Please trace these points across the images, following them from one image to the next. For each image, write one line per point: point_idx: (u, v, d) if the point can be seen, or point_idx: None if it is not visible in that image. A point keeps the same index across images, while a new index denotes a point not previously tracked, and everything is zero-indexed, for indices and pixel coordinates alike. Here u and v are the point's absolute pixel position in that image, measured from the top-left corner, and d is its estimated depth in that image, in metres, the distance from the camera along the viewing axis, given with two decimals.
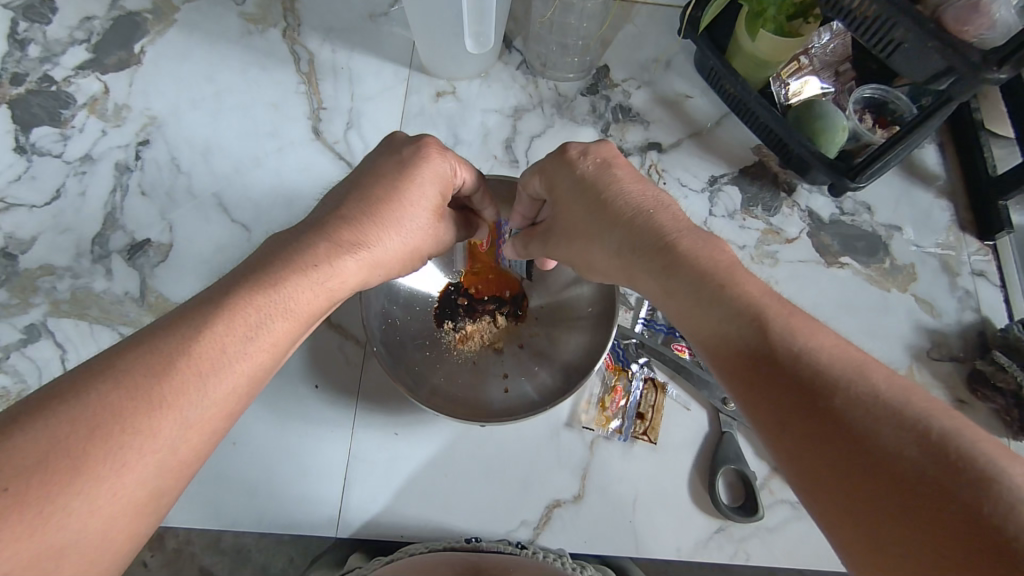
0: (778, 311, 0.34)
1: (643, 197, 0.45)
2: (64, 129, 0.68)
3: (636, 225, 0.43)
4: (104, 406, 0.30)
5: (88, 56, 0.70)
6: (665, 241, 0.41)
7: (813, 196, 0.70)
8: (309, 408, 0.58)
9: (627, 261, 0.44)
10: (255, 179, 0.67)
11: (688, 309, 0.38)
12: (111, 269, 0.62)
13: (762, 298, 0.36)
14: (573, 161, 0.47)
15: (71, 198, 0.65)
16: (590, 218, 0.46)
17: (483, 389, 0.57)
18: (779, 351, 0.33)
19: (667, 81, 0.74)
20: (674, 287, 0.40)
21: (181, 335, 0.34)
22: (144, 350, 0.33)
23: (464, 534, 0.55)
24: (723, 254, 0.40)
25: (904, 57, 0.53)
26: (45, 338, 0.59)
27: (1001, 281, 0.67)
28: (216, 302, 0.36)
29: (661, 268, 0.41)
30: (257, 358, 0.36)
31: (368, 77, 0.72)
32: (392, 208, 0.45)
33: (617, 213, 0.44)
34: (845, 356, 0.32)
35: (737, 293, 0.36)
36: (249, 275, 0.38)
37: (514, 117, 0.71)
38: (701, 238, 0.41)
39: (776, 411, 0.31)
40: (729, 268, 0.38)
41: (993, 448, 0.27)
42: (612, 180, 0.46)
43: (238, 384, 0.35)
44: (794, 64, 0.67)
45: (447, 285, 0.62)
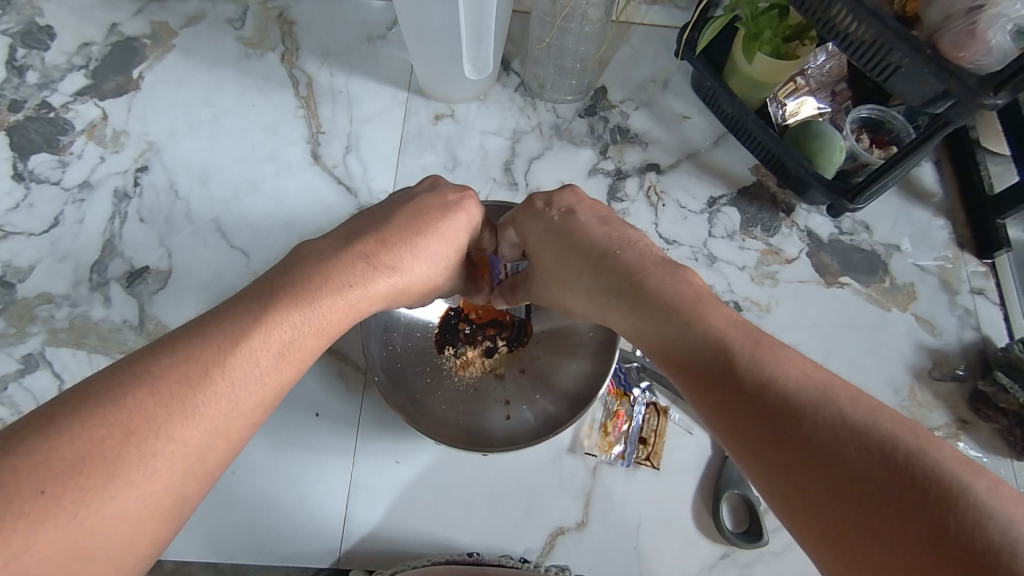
0: (745, 342, 0.35)
1: (608, 237, 0.46)
2: (62, 156, 0.68)
3: (605, 265, 0.44)
4: (138, 410, 0.30)
5: (86, 82, 0.71)
6: (633, 278, 0.42)
7: (812, 215, 0.70)
8: (309, 436, 0.58)
9: (600, 299, 0.44)
10: (253, 204, 0.67)
11: (664, 342, 0.39)
12: (109, 297, 0.62)
13: (731, 330, 0.36)
14: (537, 212, 0.49)
15: (69, 225, 0.65)
16: (560, 260, 0.47)
17: (485, 416, 0.57)
18: (748, 382, 0.33)
19: (664, 102, 0.74)
20: (649, 320, 0.40)
21: (216, 342, 0.33)
22: (179, 354, 0.32)
23: (464, 548, 0.55)
24: (691, 287, 0.40)
25: (901, 81, 0.53)
26: (43, 368, 0.59)
27: (1001, 300, 0.67)
28: (250, 310, 0.36)
29: (631, 300, 0.41)
30: (287, 371, 0.36)
31: (366, 100, 0.72)
32: (428, 233, 0.45)
33: (586, 257, 0.45)
34: (815, 386, 0.31)
35: (705, 327, 0.37)
36: (284, 284, 0.38)
37: (512, 139, 0.71)
38: (666, 273, 0.42)
39: (749, 438, 0.31)
40: (698, 301, 0.39)
41: (956, 465, 0.27)
42: (576, 226, 0.47)
43: (266, 396, 0.35)
44: (790, 85, 0.68)
45: (447, 311, 0.61)
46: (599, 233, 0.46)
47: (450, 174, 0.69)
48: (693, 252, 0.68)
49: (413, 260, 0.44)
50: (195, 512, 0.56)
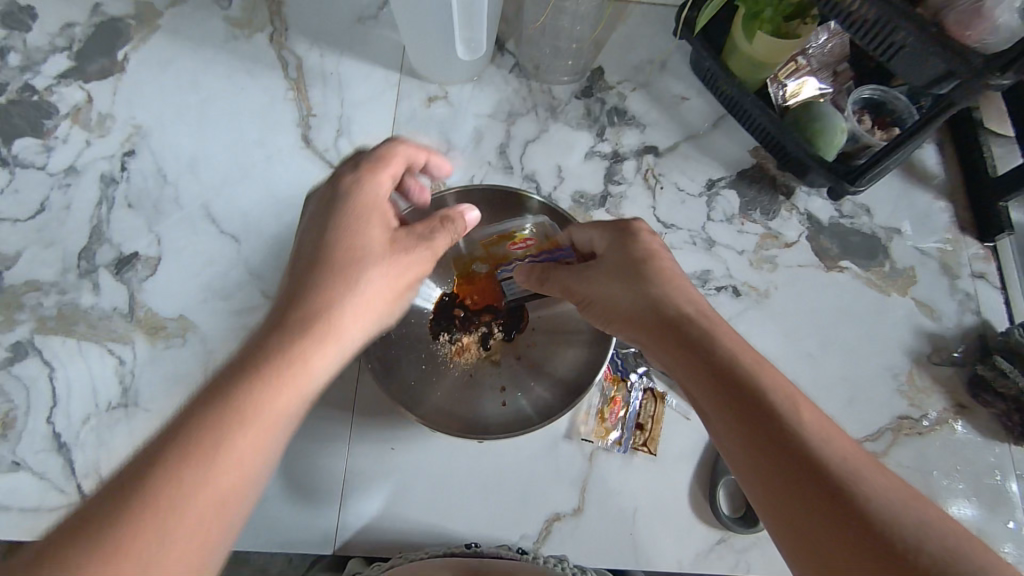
0: (788, 401, 0.36)
1: (678, 282, 0.45)
2: (47, 141, 0.66)
3: (659, 303, 0.44)
4: (149, 500, 0.29)
5: (70, 64, 0.69)
6: (684, 323, 0.42)
7: (811, 198, 0.69)
8: (303, 424, 0.57)
9: (645, 332, 0.44)
10: (244, 190, 0.65)
11: (697, 391, 0.39)
12: (98, 284, 0.61)
13: (773, 388, 0.37)
14: (626, 241, 0.48)
15: (55, 211, 0.63)
16: (621, 287, 0.46)
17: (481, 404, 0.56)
18: (797, 451, 0.34)
19: (663, 83, 0.72)
20: (686, 367, 0.40)
21: (224, 406, 0.32)
22: (180, 434, 0.31)
23: (463, 539, 0.55)
24: (725, 335, 0.40)
25: (903, 62, 0.52)
26: (32, 357, 0.58)
27: (1001, 284, 0.66)
28: (238, 372, 0.34)
29: (672, 344, 0.42)
30: (280, 415, 0.34)
31: (358, 82, 0.70)
32: (371, 237, 0.42)
33: (632, 290, 0.45)
34: (858, 460, 0.33)
35: (747, 382, 0.37)
36: (266, 342, 0.36)
37: (507, 121, 0.70)
38: (718, 324, 0.42)
39: (791, 499, 0.33)
40: (738, 353, 0.39)
41: (982, 553, 0.30)
42: (626, 257, 0.47)
43: (268, 445, 0.33)
44: (791, 65, 0.66)
45: (442, 297, 0.61)
46: (649, 266, 0.46)
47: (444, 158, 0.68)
48: (691, 236, 0.67)
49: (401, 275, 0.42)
50: None
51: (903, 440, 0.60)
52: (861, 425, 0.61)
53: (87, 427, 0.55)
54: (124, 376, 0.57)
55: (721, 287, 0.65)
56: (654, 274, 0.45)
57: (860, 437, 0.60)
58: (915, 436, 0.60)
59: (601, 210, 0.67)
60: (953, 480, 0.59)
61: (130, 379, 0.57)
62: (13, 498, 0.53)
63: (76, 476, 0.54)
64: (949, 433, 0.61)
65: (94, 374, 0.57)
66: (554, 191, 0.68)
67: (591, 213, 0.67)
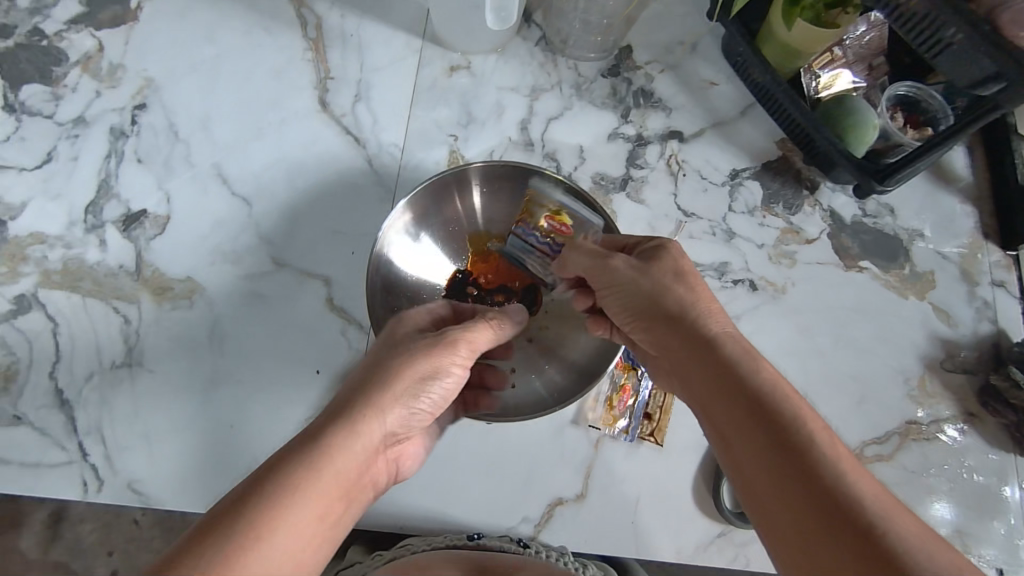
0: (824, 435, 0.35)
1: (709, 301, 0.45)
2: (55, 88, 0.64)
3: (691, 320, 0.43)
4: (214, 561, 0.31)
5: (81, 9, 0.66)
6: (716, 342, 0.41)
7: (836, 194, 0.67)
8: (309, 394, 0.56)
9: (676, 348, 0.43)
10: (257, 152, 0.64)
11: (727, 416, 0.38)
12: (105, 241, 0.59)
13: (809, 421, 0.36)
14: (659, 252, 0.48)
15: (63, 163, 0.62)
16: (651, 297, 0.45)
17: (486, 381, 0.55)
18: (826, 489, 0.33)
19: (692, 66, 0.70)
20: (717, 391, 0.39)
21: (286, 481, 0.35)
22: (247, 500, 0.34)
23: (467, 528, 0.55)
24: (762, 361, 0.40)
25: (949, 60, 0.50)
26: (35, 311, 0.56)
27: (1020, 293, 0.66)
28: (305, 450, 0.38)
29: (706, 363, 0.41)
30: (332, 498, 0.36)
31: (379, 46, 0.68)
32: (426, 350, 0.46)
33: (665, 305, 0.45)
34: (892, 504, 0.32)
35: (782, 412, 0.36)
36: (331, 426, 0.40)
37: (530, 96, 0.68)
38: (749, 347, 0.41)
39: (816, 542, 0.32)
40: (776, 380, 0.38)
41: None
42: (660, 271, 0.46)
43: (317, 524, 0.35)
44: (826, 55, 0.64)
45: (454, 273, 0.60)
46: (688, 283, 0.45)
47: (464, 130, 0.66)
48: (711, 227, 0.66)
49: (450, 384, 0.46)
50: (191, 464, 0.53)
51: (910, 445, 0.60)
52: (869, 428, 0.60)
53: (90, 385, 0.55)
54: (129, 336, 0.56)
55: (738, 280, 0.64)
56: (690, 291, 0.45)
57: (867, 440, 0.60)
58: (922, 442, 0.60)
59: (621, 194, 0.66)
60: (957, 488, 0.59)
61: (135, 339, 0.56)
62: (13, 452, 0.53)
63: (77, 434, 0.53)
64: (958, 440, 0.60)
65: (99, 331, 0.56)
66: (574, 171, 0.66)
67: (611, 196, 0.65)
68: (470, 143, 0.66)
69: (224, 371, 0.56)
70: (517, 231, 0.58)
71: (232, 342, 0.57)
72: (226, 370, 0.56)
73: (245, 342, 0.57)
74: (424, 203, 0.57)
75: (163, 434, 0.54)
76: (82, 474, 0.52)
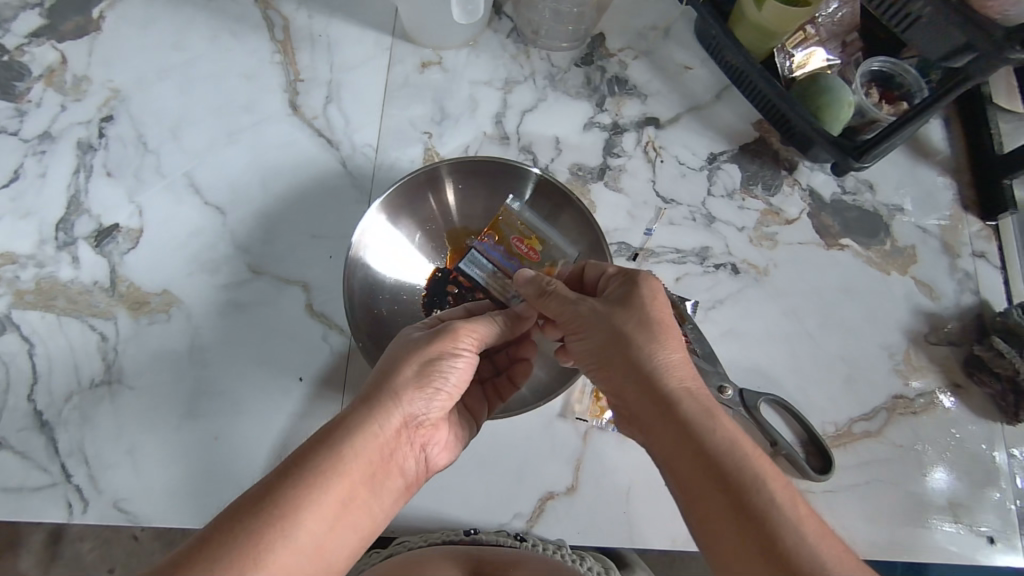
0: (785, 496, 0.36)
1: (674, 351, 0.43)
2: (19, 104, 0.63)
3: (650, 376, 0.42)
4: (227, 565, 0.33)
5: (42, 21, 0.65)
6: (674, 400, 0.40)
7: (814, 173, 0.67)
8: (294, 401, 0.55)
9: (635, 401, 0.42)
10: (229, 158, 0.63)
11: (688, 478, 0.38)
12: (78, 257, 0.58)
13: (770, 479, 0.37)
14: (627, 296, 0.45)
15: (30, 180, 0.61)
16: (612, 350, 0.44)
17: (486, 388, 0.56)
18: (783, 550, 0.34)
19: (666, 50, 0.70)
20: (680, 450, 0.39)
21: (299, 483, 0.37)
22: (262, 504, 0.36)
23: (463, 522, 0.54)
24: (722, 421, 0.39)
25: (922, 33, 0.50)
26: (10, 332, 0.56)
27: (1001, 263, 0.66)
28: (322, 448, 0.39)
29: (667, 424, 0.40)
30: (346, 492, 0.38)
31: (348, 45, 0.67)
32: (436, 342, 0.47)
33: (628, 357, 0.43)
34: (853, 567, 0.33)
35: (745, 476, 0.36)
36: (347, 424, 0.41)
37: (504, 89, 0.67)
38: (710, 405, 0.40)
39: None
40: (736, 441, 0.38)
41: None
42: (623, 321, 0.44)
43: (330, 520, 0.37)
44: (800, 34, 0.64)
45: (434, 271, 0.59)
46: (652, 331, 0.43)
47: (439, 127, 0.65)
48: (691, 212, 0.65)
49: (464, 369, 0.47)
50: (176, 478, 0.53)
51: (898, 420, 0.60)
52: (857, 405, 0.60)
53: (71, 404, 0.54)
54: (107, 352, 0.56)
55: (720, 265, 0.64)
56: (654, 342, 0.43)
57: (855, 417, 0.60)
58: (910, 416, 0.60)
59: (599, 184, 0.65)
60: (947, 459, 0.59)
61: (114, 356, 0.55)
62: None
63: (60, 455, 0.53)
64: (945, 412, 0.60)
65: (77, 349, 0.56)
66: (552, 163, 0.65)
67: (589, 186, 0.65)
68: (445, 139, 0.65)
69: (207, 383, 0.55)
70: (477, 248, 0.59)
71: (213, 353, 0.56)
72: (209, 382, 0.55)
73: (226, 352, 0.56)
74: (399, 200, 0.57)
75: (147, 450, 0.53)
76: (66, 495, 0.52)
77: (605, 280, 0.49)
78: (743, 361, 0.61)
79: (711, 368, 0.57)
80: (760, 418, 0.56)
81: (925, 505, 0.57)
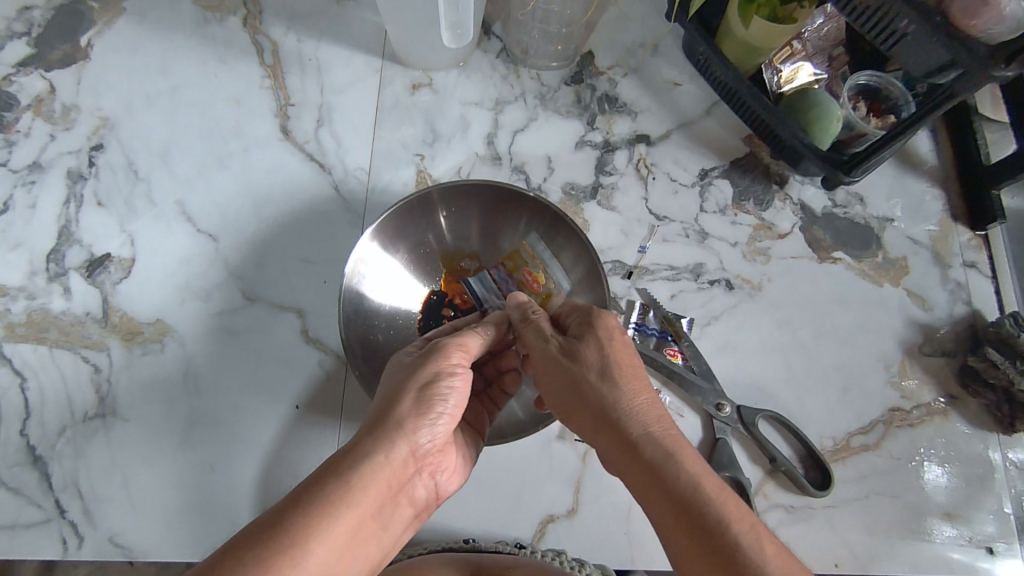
0: (750, 540, 0.36)
1: (640, 397, 0.43)
2: (8, 134, 0.63)
3: (612, 423, 0.42)
4: None
5: (29, 50, 0.65)
6: (638, 443, 0.41)
7: (805, 187, 0.68)
8: (290, 429, 0.55)
9: (602, 444, 0.43)
10: (220, 184, 0.63)
11: (662, 523, 0.38)
12: (69, 288, 0.58)
13: (737, 521, 0.36)
14: (593, 343, 0.46)
15: (19, 211, 0.60)
16: (576, 395, 0.45)
17: (483, 399, 0.56)
18: None
19: (654, 67, 0.70)
20: (652, 495, 0.39)
21: (307, 512, 0.36)
22: (273, 533, 0.34)
23: (462, 534, 0.54)
24: (690, 464, 0.39)
25: (907, 50, 0.50)
26: (1, 365, 0.55)
27: (992, 272, 0.66)
28: (331, 480, 0.38)
29: (635, 469, 0.40)
30: (352, 521, 0.37)
31: (338, 67, 0.67)
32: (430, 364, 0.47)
33: (595, 401, 0.43)
34: None
35: (708, 520, 0.36)
36: (352, 455, 0.40)
37: (495, 109, 0.68)
38: (678, 447, 0.40)
39: None
40: (699, 484, 0.38)
41: None
42: (586, 367, 0.45)
43: (337, 550, 0.36)
44: (787, 49, 0.65)
45: (429, 294, 0.60)
46: (614, 377, 0.44)
47: (430, 149, 0.65)
48: (684, 229, 0.65)
49: (462, 388, 0.46)
50: (173, 512, 0.52)
51: (895, 432, 0.60)
52: (854, 418, 0.60)
53: (64, 438, 0.53)
54: (100, 385, 0.55)
55: (714, 281, 0.64)
56: (616, 388, 0.43)
57: (853, 431, 0.60)
58: (907, 429, 0.60)
59: (592, 203, 0.65)
60: (946, 470, 0.59)
61: (108, 388, 0.55)
62: None
63: (53, 490, 0.52)
64: (941, 423, 0.60)
65: (69, 381, 0.55)
66: (544, 182, 0.66)
67: (582, 205, 0.65)
68: (437, 160, 0.65)
69: (202, 412, 0.55)
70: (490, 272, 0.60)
71: (208, 382, 0.56)
72: (204, 412, 0.55)
73: (220, 380, 0.56)
74: (391, 227, 0.56)
75: (142, 483, 0.53)
76: (60, 530, 0.51)
77: (568, 317, 0.50)
78: (739, 377, 0.61)
79: (708, 385, 0.57)
80: (758, 434, 0.56)
81: (925, 516, 0.57)
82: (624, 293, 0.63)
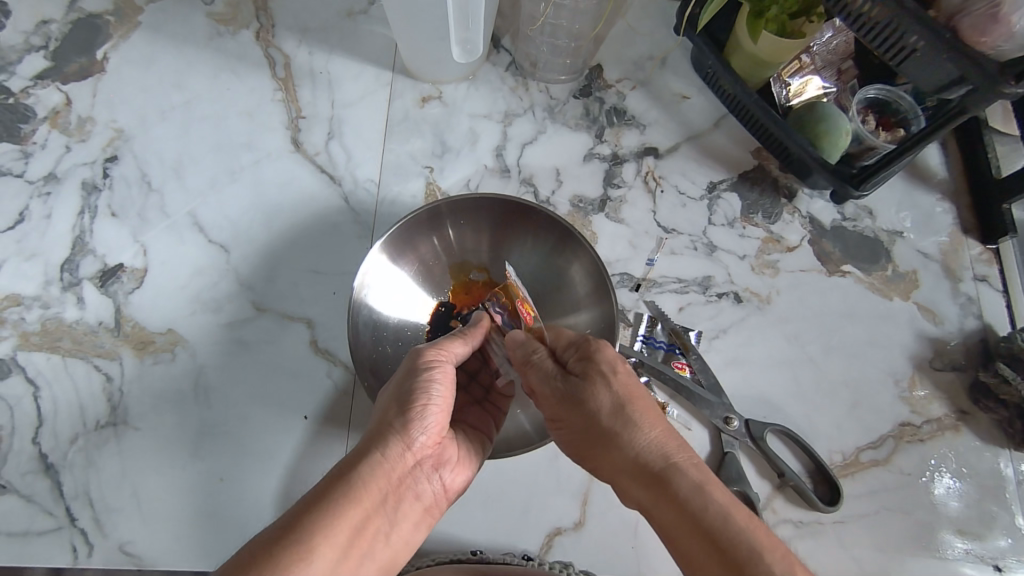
0: (782, 568, 0.36)
1: (655, 430, 0.43)
2: (25, 146, 0.64)
3: (631, 457, 0.42)
4: None
5: (46, 63, 0.66)
6: (659, 476, 0.41)
7: (814, 200, 0.68)
8: (297, 439, 0.55)
9: (622, 476, 0.43)
10: (231, 195, 0.63)
11: (692, 558, 0.38)
12: (83, 298, 0.59)
13: (765, 552, 0.37)
14: (602, 374, 0.45)
15: (35, 222, 0.61)
16: (589, 426, 0.45)
17: (486, 407, 0.55)
18: None
19: (663, 81, 0.71)
20: (681, 530, 0.39)
21: (316, 519, 0.36)
22: (284, 540, 0.35)
23: (469, 546, 0.54)
24: (714, 496, 0.40)
25: (916, 66, 0.50)
26: (15, 374, 0.56)
27: (1003, 286, 0.66)
28: (338, 488, 0.39)
29: (664, 503, 0.41)
30: (353, 520, 0.37)
31: (348, 81, 0.68)
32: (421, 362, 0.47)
33: (612, 436, 0.43)
34: None
35: (740, 550, 0.37)
36: (356, 460, 0.41)
37: (503, 122, 0.68)
38: (699, 478, 0.41)
39: None
40: (729, 513, 0.39)
41: None
42: (598, 404, 0.44)
43: (343, 553, 0.36)
44: (795, 63, 0.65)
45: (437, 306, 0.60)
46: (628, 411, 0.44)
47: (439, 161, 0.66)
48: (692, 241, 0.65)
49: (445, 382, 0.46)
50: (183, 522, 0.52)
51: (905, 448, 0.59)
52: (864, 433, 0.60)
53: (75, 447, 0.54)
54: (112, 394, 0.56)
55: (722, 293, 0.64)
56: (632, 424, 0.43)
57: (862, 445, 0.59)
58: (917, 444, 0.60)
59: (600, 215, 0.65)
60: (957, 484, 0.58)
61: (119, 397, 0.55)
62: None
63: (65, 498, 0.53)
64: (951, 439, 0.60)
65: (82, 390, 0.56)
66: (553, 194, 0.66)
67: (590, 217, 0.65)
68: (447, 172, 0.66)
69: (212, 423, 0.55)
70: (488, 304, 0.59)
71: (217, 393, 0.56)
72: (214, 423, 0.55)
73: (230, 391, 0.56)
74: (401, 240, 0.57)
75: (152, 493, 0.53)
76: (71, 539, 0.52)
77: (560, 353, 0.49)
78: (747, 390, 0.60)
79: (716, 399, 0.57)
80: (767, 448, 0.56)
81: (936, 531, 0.57)
82: (633, 306, 0.63)
